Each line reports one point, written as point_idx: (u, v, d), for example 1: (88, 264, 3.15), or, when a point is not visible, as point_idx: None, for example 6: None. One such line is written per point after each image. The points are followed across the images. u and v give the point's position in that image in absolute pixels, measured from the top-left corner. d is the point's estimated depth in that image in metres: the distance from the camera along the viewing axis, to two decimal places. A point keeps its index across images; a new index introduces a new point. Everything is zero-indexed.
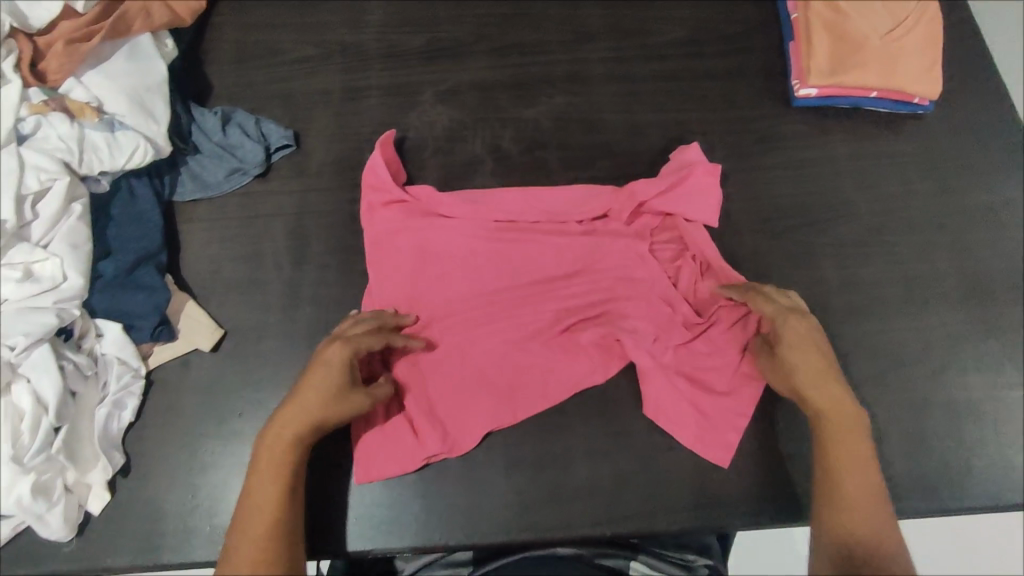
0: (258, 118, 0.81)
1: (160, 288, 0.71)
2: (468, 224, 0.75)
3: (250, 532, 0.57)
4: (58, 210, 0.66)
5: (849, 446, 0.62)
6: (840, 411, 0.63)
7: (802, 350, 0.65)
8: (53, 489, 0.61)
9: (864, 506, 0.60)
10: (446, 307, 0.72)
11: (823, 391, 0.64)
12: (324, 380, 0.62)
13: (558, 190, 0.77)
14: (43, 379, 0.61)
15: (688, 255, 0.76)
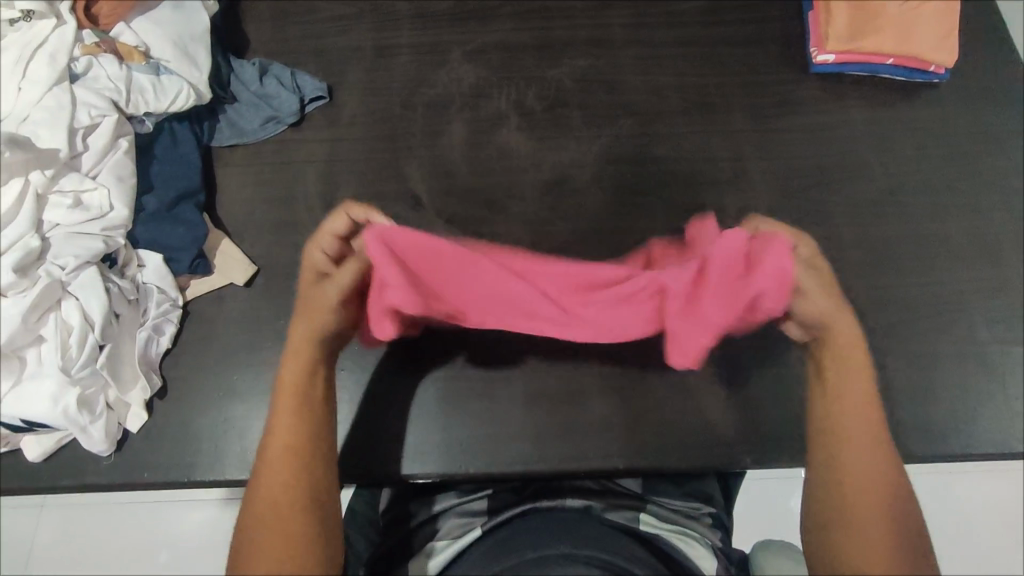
0: (293, 71, 0.85)
1: (198, 224, 0.74)
2: None
3: (277, 453, 0.60)
4: (107, 144, 0.70)
5: (863, 403, 0.63)
6: (837, 354, 0.65)
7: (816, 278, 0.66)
8: (95, 404, 0.65)
9: (872, 462, 0.61)
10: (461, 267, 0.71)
11: (832, 328, 0.64)
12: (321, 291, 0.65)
13: None
14: (90, 298, 0.64)
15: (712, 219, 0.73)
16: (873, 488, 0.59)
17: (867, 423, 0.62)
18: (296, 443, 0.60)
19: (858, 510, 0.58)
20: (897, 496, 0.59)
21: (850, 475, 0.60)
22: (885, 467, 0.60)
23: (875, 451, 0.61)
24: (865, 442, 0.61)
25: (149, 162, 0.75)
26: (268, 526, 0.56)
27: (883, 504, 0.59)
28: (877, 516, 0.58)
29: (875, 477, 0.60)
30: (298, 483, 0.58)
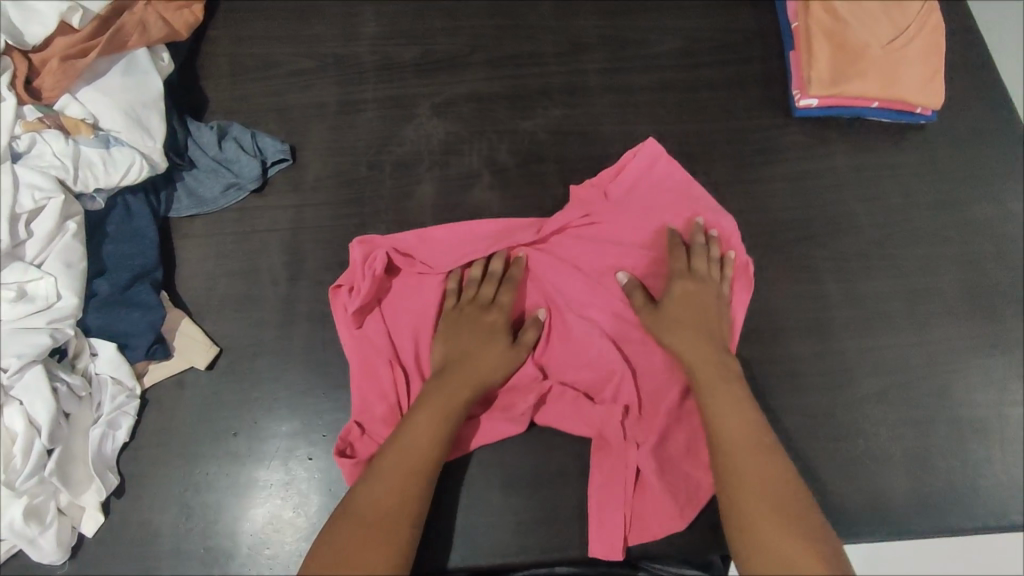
0: (255, 132, 0.81)
1: (154, 306, 0.70)
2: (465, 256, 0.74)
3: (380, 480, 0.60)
4: (53, 229, 0.66)
5: (728, 412, 0.64)
6: (709, 379, 0.65)
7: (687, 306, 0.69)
8: (45, 513, 0.61)
9: (758, 470, 0.60)
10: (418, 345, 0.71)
11: (686, 345, 0.67)
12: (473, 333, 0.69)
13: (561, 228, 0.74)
14: (35, 400, 0.60)
15: None
16: (758, 485, 0.59)
17: (746, 435, 0.62)
18: (409, 478, 0.60)
19: (749, 515, 0.58)
20: (793, 498, 0.59)
21: (733, 487, 0.60)
22: (773, 476, 0.60)
23: (752, 458, 0.61)
24: (739, 453, 0.61)
25: (101, 241, 0.71)
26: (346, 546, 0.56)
27: (770, 507, 0.58)
28: (768, 511, 0.58)
29: (761, 490, 0.59)
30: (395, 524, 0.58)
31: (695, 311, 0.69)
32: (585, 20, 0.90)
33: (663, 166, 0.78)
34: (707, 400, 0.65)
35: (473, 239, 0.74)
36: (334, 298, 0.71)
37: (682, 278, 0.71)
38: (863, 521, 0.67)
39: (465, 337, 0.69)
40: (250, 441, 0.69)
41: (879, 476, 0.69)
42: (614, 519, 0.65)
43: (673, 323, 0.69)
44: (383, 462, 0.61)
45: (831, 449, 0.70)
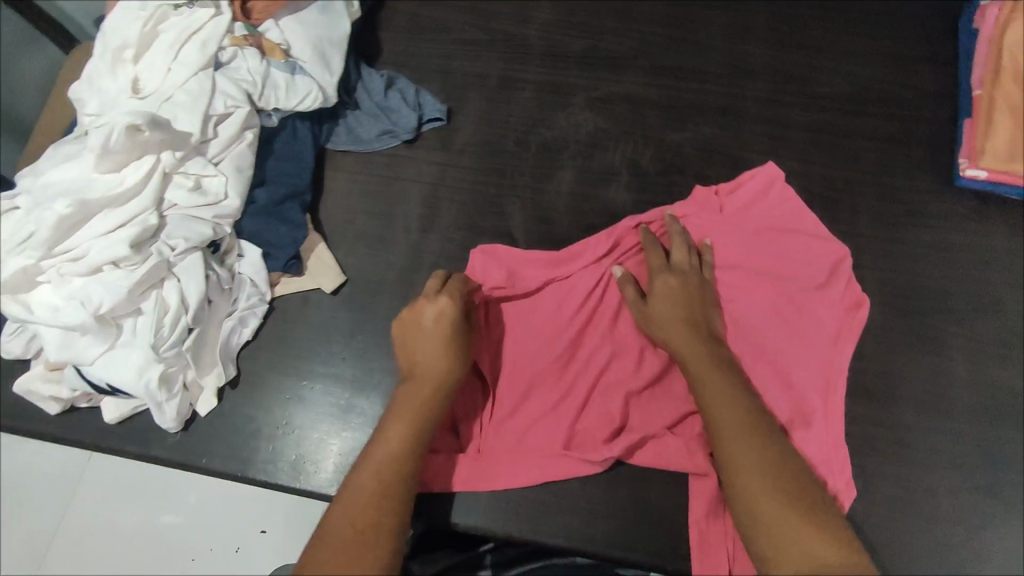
0: (418, 88, 0.85)
1: (300, 226, 0.75)
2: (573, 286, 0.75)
3: (349, 502, 0.57)
4: (234, 135, 0.72)
5: (725, 393, 0.63)
6: (701, 369, 0.65)
7: (664, 296, 0.70)
8: (173, 383, 0.67)
9: (757, 449, 0.59)
10: (515, 362, 0.73)
11: (680, 335, 0.67)
12: (427, 330, 0.65)
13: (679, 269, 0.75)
14: (190, 281, 0.67)
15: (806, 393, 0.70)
16: (759, 468, 0.58)
17: (746, 414, 0.62)
18: (380, 502, 0.57)
19: (756, 505, 0.56)
20: (796, 482, 0.57)
21: (731, 459, 0.59)
22: (770, 457, 0.59)
23: (746, 435, 0.60)
24: (736, 429, 0.60)
25: (267, 156, 0.77)
26: (333, 560, 0.52)
27: (768, 480, 0.57)
28: (775, 502, 0.56)
29: (760, 462, 0.58)
30: (383, 532, 0.55)
31: (692, 302, 0.70)
32: (753, 47, 0.90)
33: (780, 189, 0.79)
34: (697, 386, 0.64)
35: (573, 263, 0.75)
36: None
37: (665, 274, 0.71)
38: None
39: (408, 343, 0.66)
40: (356, 369, 0.73)
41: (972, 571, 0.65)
42: (710, 557, 0.64)
43: (664, 316, 0.69)
44: (356, 482, 0.58)
45: (923, 529, 0.67)
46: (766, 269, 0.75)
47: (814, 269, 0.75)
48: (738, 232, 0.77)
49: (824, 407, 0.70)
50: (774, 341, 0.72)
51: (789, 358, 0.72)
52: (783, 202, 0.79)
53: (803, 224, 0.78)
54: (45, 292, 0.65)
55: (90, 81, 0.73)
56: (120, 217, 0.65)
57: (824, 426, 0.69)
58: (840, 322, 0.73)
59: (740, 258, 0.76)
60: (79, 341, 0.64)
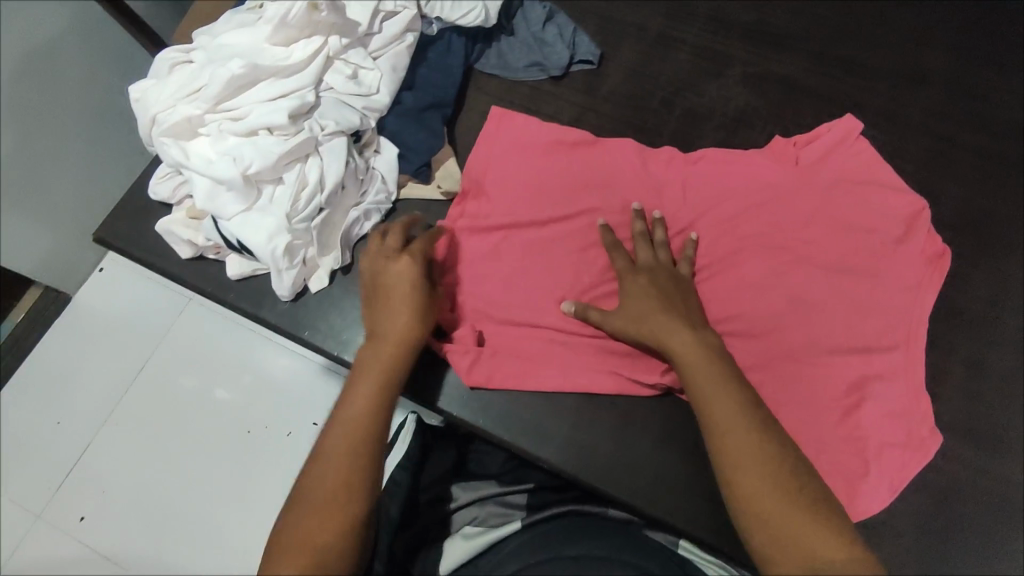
0: (575, 27, 0.85)
1: (437, 135, 0.77)
2: (662, 179, 0.76)
3: (337, 440, 0.54)
4: (397, 34, 0.74)
5: (715, 375, 0.57)
6: (691, 361, 0.59)
7: (647, 291, 0.65)
8: (296, 255, 0.70)
9: (754, 439, 0.53)
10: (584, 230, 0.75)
11: (652, 320, 0.63)
12: (399, 287, 0.63)
13: (777, 186, 0.75)
14: (332, 164, 0.69)
15: (894, 336, 0.70)
16: (761, 464, 0.51)
17: (733, 404, 0.55)
18: (364, 425, 0.55)
19: (763, 504, 0.50)
20: (793, 463, 0.52)
21: (715, 439, 0.54)
22: (767, 443, 0.53)
23: (745, 426, 0.54)
24: (732, 414, 0.54)
25: (420, 63, 0.79)
26: (314, 493, 0.51)
27: (774, 474, 0.51)
28: (780, 492, 0.50)
29: (759, 457, 0.52)
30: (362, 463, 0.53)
31: (669, 294, 0.65)
32: (935, 52, 0.83)
33: (858, 142, 0.78)
34: (687, 376, 0.59)
35: (669, 170, 0.77)
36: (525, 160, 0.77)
37: (634, 274, 0.67)
38: None
39: (382, 300, 0.63)
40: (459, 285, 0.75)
41: None
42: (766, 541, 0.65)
43: (639, 305, 0.64)
44: (334, 423, 0.55)
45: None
46: (846, 212, 0.74)
47: (898, 220, 0.74)
48: (831, 182, 0.76)
49: (908, 371, 0.69)
50: (864, 289, 0.71)
51: (877, 311, 0.71)
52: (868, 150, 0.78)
53: (882, 175, 0.77)
54: (202, 143, 0.69)
55: None
56: (282, 88, 0.68)
57: (904, 384, 0.69)
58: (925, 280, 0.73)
59: (823, 194, 0.75)
60: (223, 195, 0.68)
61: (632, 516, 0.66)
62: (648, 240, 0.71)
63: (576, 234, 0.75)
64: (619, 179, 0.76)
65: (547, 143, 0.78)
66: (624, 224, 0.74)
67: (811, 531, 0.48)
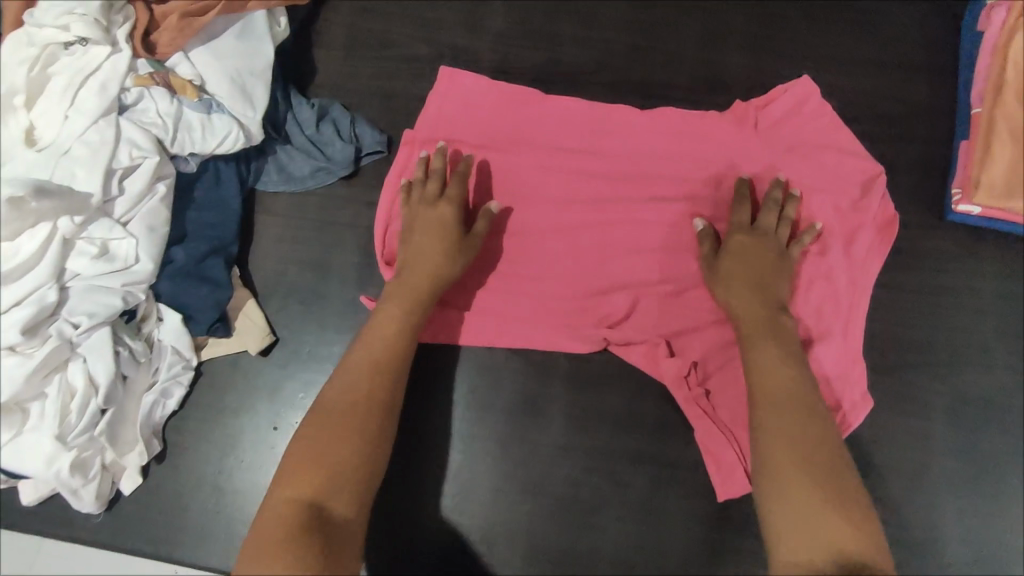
0: (354, 117, 0.78)
1: (223, 284, 0.69)
2: (559, 168, 0.75)
3: (352, 385, 0.60)
4: (144, 189, 0.66)
5: (792, 366, 0.61)
6: (755, 334, 0.63)
7: (754, 253, 0.66)
8: (90, 467, 0.63)
9: (801, 426, 0.57)
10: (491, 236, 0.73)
11: (749, 295, 0.65)
12: (435, 217, 0.68)
13: (663, 151, 0.75)
14: (98, 362, 0.61)
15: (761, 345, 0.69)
16: (803, 443, 0.56)
17: (787, 364, 0.61)
18: (376, 376, 0.61)
19: (787, 475, 0.54)
20: (833, 457, 0.56)
21: (758, 370, 0.61)
22: (821, 434, 0.57)
23: (799, 414, 0.58)
24: (791, 397, 0.59)
25: (187, 205, 0.71)
26: (319, 438, 0.56)
27: (805, 456, 0.55)
28: (801, 470, 0.54)
29: (797, 436, 0.56)
30: (369, 411, 0.59)
31: (766, 271, 0.66)
32: (728, 56, 0.80)
33: (814, 106, 0.76)
34: (747, 340, 0.63)
35: (563, 158, 0.76)
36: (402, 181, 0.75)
37: (746, 234, 0.68)
38: None
39: (416, 225, 0.69)
40: (290, 439, 0.69)
41: None
42: None
43: (740, 268, 0.66)
44: (351, 360, 0.62)
45: None
46: (668, 255, 0.71)
47: (847, 185, 0.73)
48: (764, 153, 0.74)
49: (846, 328, 0.70)
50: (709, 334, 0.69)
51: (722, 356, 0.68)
52: (692, 171, 0.74)
53: (837, 139, 0.75)
54: None
55: None
56: (11, 295, 0.59)
57: (843, 343, 0.69)
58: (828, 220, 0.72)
59: (698, 151, 0.75)
60: None
61: None
62: (779, 209, 0.69)
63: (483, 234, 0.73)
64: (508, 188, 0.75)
65: (477, 128, 0.77)
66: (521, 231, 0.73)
67: (799, 483, 0.53)
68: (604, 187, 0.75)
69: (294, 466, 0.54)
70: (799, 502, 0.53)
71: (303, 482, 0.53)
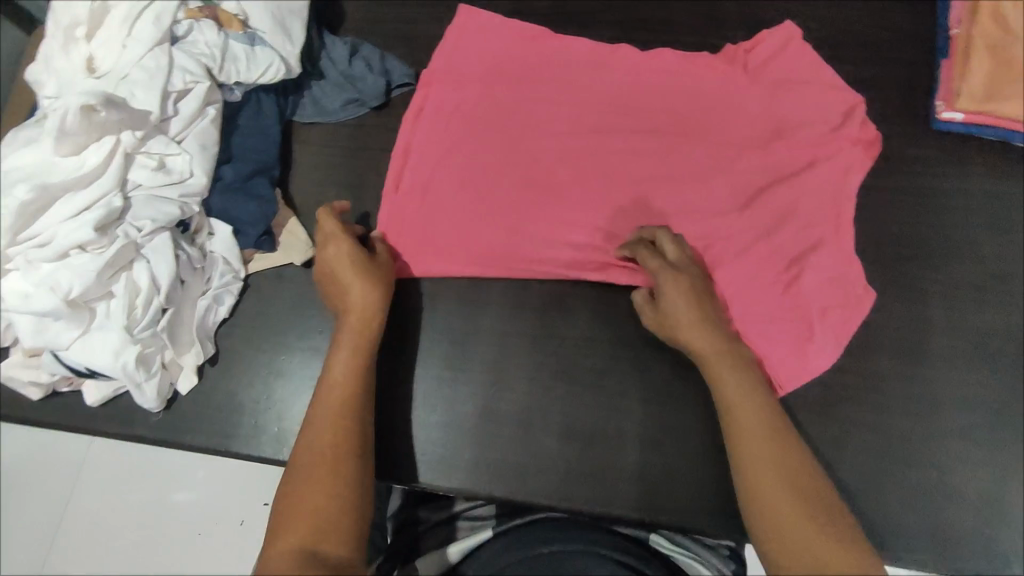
0: (383, 54, 0.84)
1: (269, 201, 0.75)
2: (564, 103, 0.81)
3: (318, 424, 0.61)
4: (196, 111, 0.71)
5: (749, 397, 0.60)
6: (718, 364, 0.62)
7: (683, 303, 0.65)
8: (152, 363, 0.67)
9: (779, 459, 0.56)
10: (501, 167, 0.79)
11: (695, 337, 0.64)
12: (350, 308, 0.66)
13: (660, 85, 0.82)
14: (160, 262, 0.67)
15: (760, 246, 0.74)
16: (785, 477, 0.55)
17: (744, 374, 0.62)
18: (337, 425, 0.61)
19: (783, 520, 0.53)
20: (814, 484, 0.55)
21: (718, 380, 0.62)
22: (797, 462, 0.56)
23: (772, 446, 0.57)
24: (758, 431, 0.58)
25: (232, 131, 0.76)
26: (300, 502, 0.56)
27: (795, 492, 0.54)
28: (797, 511, 0.53)
29: (777, 466, 0.55)
30: (341, 448, 0.60)
31: (690, 301, 0.65)
32: None
33: (799, 44, 0.81)
34: (718, 387, 0.62)
35: (567, 95, 0.82)
36: (418, 122, 0.81)
37: (672, 271, 0.66)
38: (919, 544, 0.66)
39: (332, 283, 0.68)
40: None
41: (945, 514, 0.67)
42: (677, 503, 0.67)
43: (678, 310, 0.65)
44: (307, 422, 0.61)
45: (891, 471, 0.68)
46: (674, 167, 0.78)
47: (835, 107, 0.79)
48: (760, 79, 0.80)
49: (843, 229, 0.75)
50: (712, 235, 0.75)
51: (726, 255, 0.75)
52: (695, 92, 0.81)
53: (827, 66, 0.81)
54: (14, 279, 0.65)
55: (44, 61, 0.71)
56: (81, 200, 0.64)
57: (840, 245, 0.74)
58: (824, 136, 0.77)
59: (696, 82, 0.81)
60: (53, 325, 0.65)
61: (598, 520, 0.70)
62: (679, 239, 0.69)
63: (492, 164, 0.79)
64: (518, 120, 0.81)
65: (486, 69, 0.83)
66: (528, 160, 0.79)
67: (784, 509, 0.53)
68: (610, 116, 0.81)
69: (277, 525, 0.56)
70: (785, 526, 0.52)
71: (294, 533, 0.54)
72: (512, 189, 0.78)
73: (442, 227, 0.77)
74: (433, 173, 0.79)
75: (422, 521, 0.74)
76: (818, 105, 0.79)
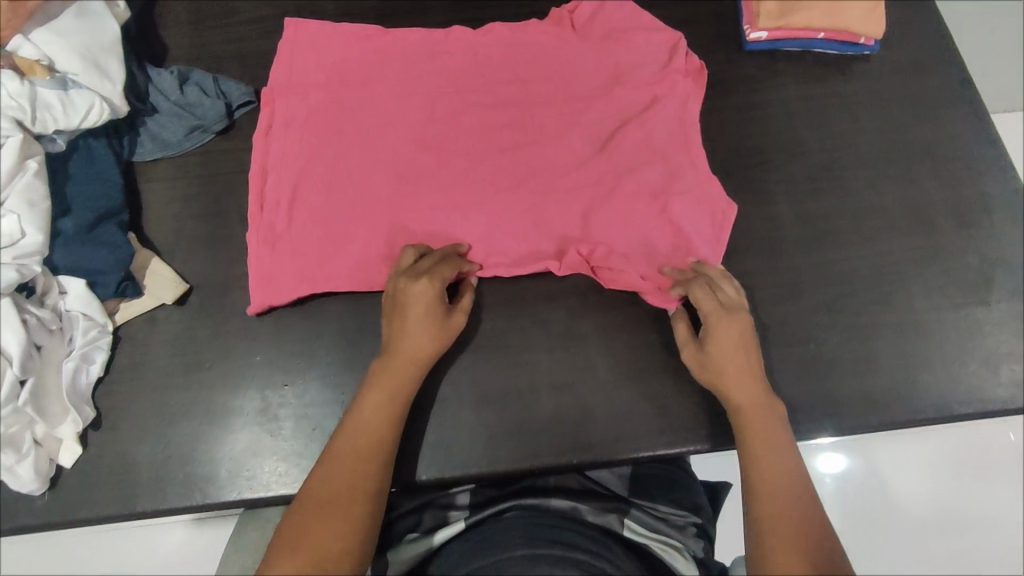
0: (216, 77, 0.81)
1: (122, 245, 0.71)
2: (409, 91, 0.82)
3: (342, 462, 0.61)
4: (13, 166, 0.63)
5: (773, 443, 0.64)
6: (750, 408, 0.66)
7: (729, 349, 0.67)
8: (21, 442, 0.62)
9: (791, 505, 0.60)
10: (360, 164, 0.78)
11: (734, 379, 0.67)
12: (418, 344, 0.67)
13: (497, 57, 0.84)
14: (5, 331, 0.61)
15: (621, 187, 0.78)
16: (795, 521, 0.59)
17: (774, 422, 0.65)
18: (358, 467, 0.61)
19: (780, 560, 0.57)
20: (818, 533, 0.59)
21: (747, 418, 0.65)
22: (806, 513, 0.60)
23: (789, 493, 0.61)
24: (777, 477, 0.62)
25: (63, 182, 0.70)
26: (305, 535, 0.57)
27: (800, 537, 0.58)
28: (796, 554, 0.57)
29: (791, 514, 0.60)
30: (359, 493, 0.60)
31: (731, 347, 0.67)
32: None
33: None
34: (743, 419, 0.66)
35: (410, 83, 0.82)
36: (269, 140, 0.80)
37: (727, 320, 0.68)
38: (812, 413, 0.73)
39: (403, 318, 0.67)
40: (226, 372, 0.72)
41: (829, 382, 0.74)
42: (597, 437, 0.71)
43: (726, 350, 0.67)
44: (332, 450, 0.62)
45: (776, 357, 0.75)
46: (528, 130, 0.81)
47: (659, 47, 0.85)
48: (587, 35, 0.85)
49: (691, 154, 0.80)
50: (575, 185, 0.78)
51: (592, 199, 0.78)
52: (534, 57, 0.84)
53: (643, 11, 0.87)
54: None
55: None
56: None
57: (692, 169, 0.79)
58: (656, 74, 0.83)
59: (530, 48, 0.85)
60: None
61: (574, 503, 0.67)
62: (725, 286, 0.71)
63: (349, 164, 0.78)
64: (367, 115, 0.80)
65: (326, 73, 0.82)
66: (385, 152, 0.79)
67: (784, 551, 0.58)
68: (457, 96, 0.82)
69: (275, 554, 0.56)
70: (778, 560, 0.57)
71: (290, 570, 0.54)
72: (373, 184, 0.77)
73: (309, 236, 0.75)
74: (292, 184, 0.77)
75: (395, 508, 0.71)
76: (644, 46, 0.84)
